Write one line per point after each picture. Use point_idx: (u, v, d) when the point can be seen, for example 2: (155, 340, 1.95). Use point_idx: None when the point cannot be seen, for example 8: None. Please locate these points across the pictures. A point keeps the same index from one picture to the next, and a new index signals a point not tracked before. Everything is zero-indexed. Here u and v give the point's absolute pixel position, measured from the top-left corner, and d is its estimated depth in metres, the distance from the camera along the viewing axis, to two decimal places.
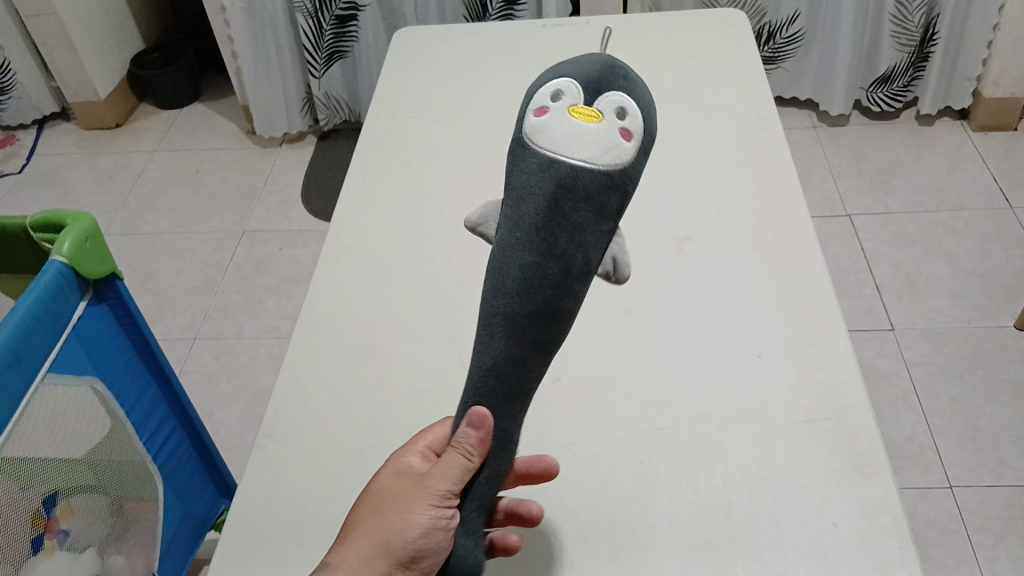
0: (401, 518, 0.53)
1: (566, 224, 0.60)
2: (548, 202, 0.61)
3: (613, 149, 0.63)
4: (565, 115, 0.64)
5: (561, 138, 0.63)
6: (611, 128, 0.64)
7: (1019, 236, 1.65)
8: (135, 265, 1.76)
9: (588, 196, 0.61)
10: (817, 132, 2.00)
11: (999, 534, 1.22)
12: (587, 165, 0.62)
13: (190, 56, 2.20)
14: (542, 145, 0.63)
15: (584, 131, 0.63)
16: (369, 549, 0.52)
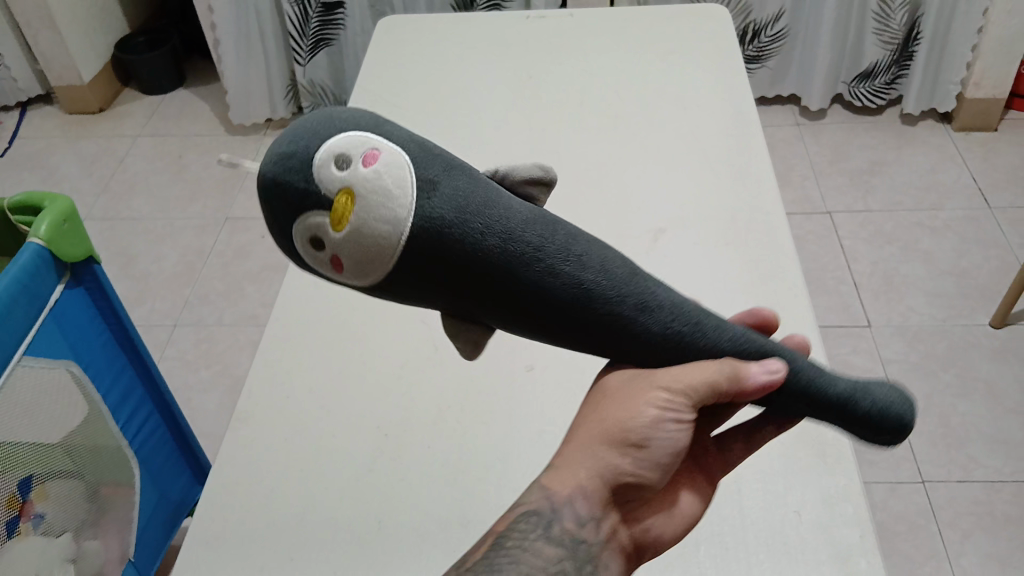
0: (623, 408, 0.49)
1: (490, 232, 0.45)
2: (458, 258, 0.45)
3: (389, 184, 0.45)
4: (348, 240, 0.45)
5: (380, 248, 0.45)
6: (360, 183, 0.44)
7: (996, 237, 1.67)
8: (116, 250, 1.76)
9: (463, 215, 0.45)
10: (800, 130, 2.01)
11: (967, 529, 1.24)
12: (405, 231, 0.44)
13: (175, 41, 2.19)
14: (380, 267, 0.45)
15: (365, 229, 0.44)
16: (590, 441, 0.50)
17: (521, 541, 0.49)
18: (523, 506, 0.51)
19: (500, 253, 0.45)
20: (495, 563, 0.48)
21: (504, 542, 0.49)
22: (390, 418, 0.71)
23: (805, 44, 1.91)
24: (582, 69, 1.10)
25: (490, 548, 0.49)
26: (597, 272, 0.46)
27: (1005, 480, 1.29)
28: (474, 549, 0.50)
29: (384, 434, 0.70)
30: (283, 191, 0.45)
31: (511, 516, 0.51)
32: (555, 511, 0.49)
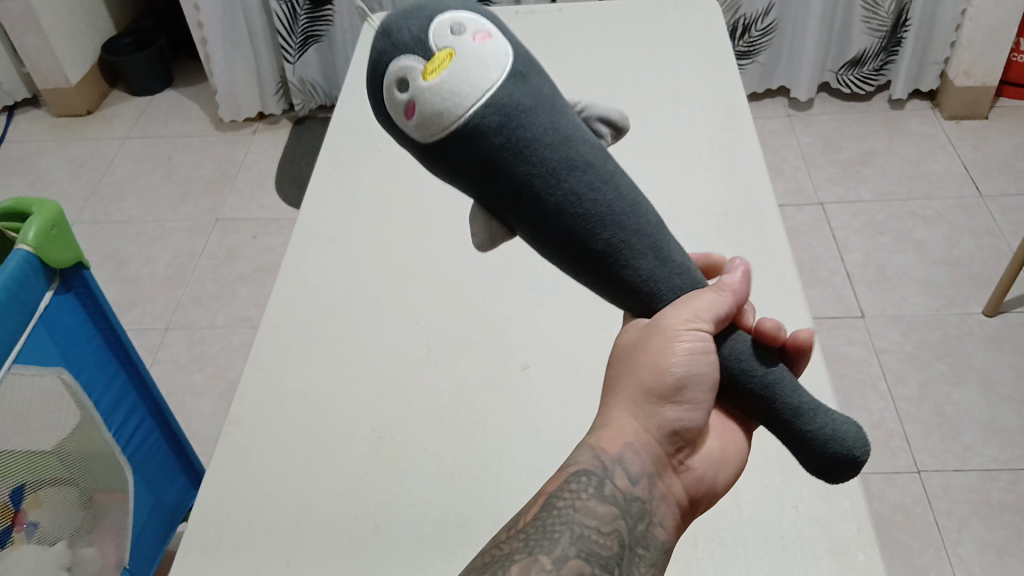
0: (653, 359, 0.49)
1: (553, 131, 0.43)
2: (518, 141, 0.43)
3: (487, 63, 0.43)
4: (430, 95, 0.42)
5: (446, 112, 0.42)
6: (466, 52, 0.43)
7: (988, 225, 1.67)
8: (106, 253, 1.75)
9: (537, 108, 0.43)
10: (791, 121, 2.01)
11: (964, 518, 1.24)
12: (476, 104, 0.42)
13: (162, 42, 2.18)
14: (441, 129, 0.43)
15: (449, 89, 0.42)
16: (634, 398, 0.51)
17: (576, 501, 0.49)
18: (573, 468, 0.51)
19: (554, 151, 0.43)
20: (552, 525, 0.48)
21: (557, 503, 0.49)
22: (384, 419, 0.71)
23: (795, 37, 1.91)
24: (572, 64, 1.10)
25: (544, 510, 0.49)
26: (627, 204, 0.46)
27: (1001, 468, 1.29)
28: (527, 512, 0.50)
29: (378, 437, 0.70)
30: (392, 38, 0.44)
31: (563, 479, 0.51)
32: (606, 469, 0.50)
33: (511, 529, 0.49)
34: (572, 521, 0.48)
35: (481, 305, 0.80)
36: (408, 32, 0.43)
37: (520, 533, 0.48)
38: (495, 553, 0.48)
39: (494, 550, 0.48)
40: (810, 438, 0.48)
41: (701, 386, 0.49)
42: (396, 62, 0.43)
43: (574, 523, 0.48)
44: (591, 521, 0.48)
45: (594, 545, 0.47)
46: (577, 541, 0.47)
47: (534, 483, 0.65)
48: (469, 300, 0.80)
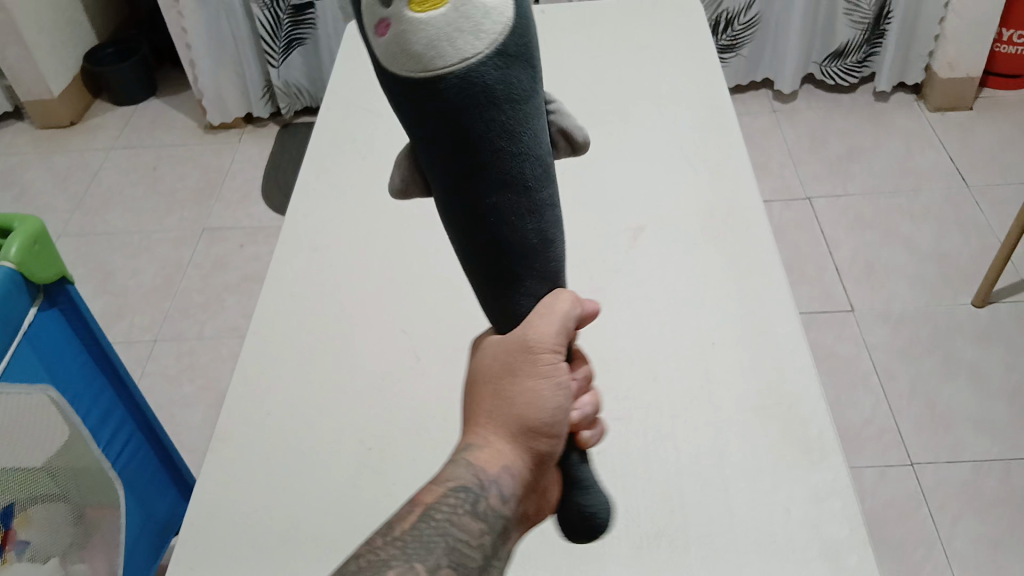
0: (533, 391, 0.47)
1: (506, 139, 0.45)
2: (471, 135, 0.44)
3: (477, 31, 0.42)
4: (404, 32, 0.42)
5: (423, 59, 0.42)
6: (464, 0, 0.41)
7: (974, 217, 1.68)
8: (93, 266, 1.74)
9: (498, 108, 0.44)
10: (776, 116, 2.01)
11: (958, 511, 1.25)
12: (451, 71, 0.42)
13: (145, 51, 2.17)
14: (404, 70, 0.43)
15: (436, 41, 0.41)
16: (512, 420, 0.48)
17: (453, 515, 0.45)
18: (445, 478, 0.47)
19: (499, 159, 0.45)
20: (430, 538, 0.43)
21: (434, 513, 0.45)
22: (372, 434, 0.70)
23: (778, 30, 1.91)
24: (554, 69, 1.09)
25: (421, 520, 0.44)
26: (542, 235, 0.49)
27: (993, 460, 1.30)
28: (398, 517, 0.45)
29: (368, 449, 0.69)
30: None
31: (436, 489, 0.46)
32: (480, 487, 0.46)
33: (383, 534, 0.44)
34: (450, 537, 0.44)
35: (466, 315, 0.79)
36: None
37: (395, 540, 0.43)
38: (370, 559, 0.42)
39: (363, 555, 0.42)
40: (579, 509, 0.53)
41: (565, 418, 0.48)
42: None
43: (451, 539, 0.44)
44: (466, 537, 0.44)
45: (465, 563, 0.43)
46: (454, 559, 0.43)
47: None
48: (454, 310, 0.80)
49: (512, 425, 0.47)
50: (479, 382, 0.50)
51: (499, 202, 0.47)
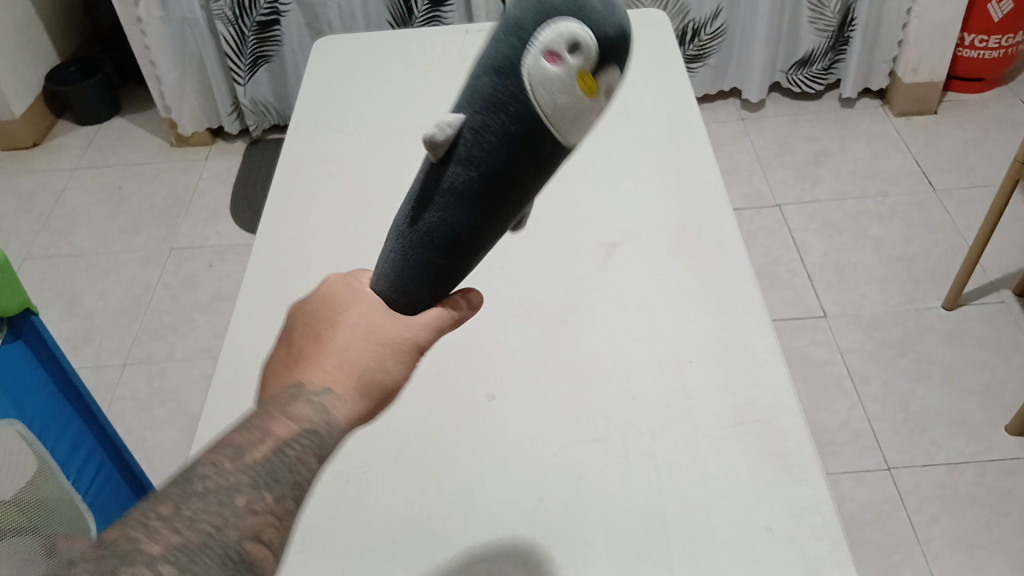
0: (394, 375, 0.47)
1: (524, 200, 0.51)
2: (521, 184, 0.49)
3: (585, 129, 0.49)
4: (566, 90, 0.46)
5: (555, 120, 0.47)
6: (602, 101, 0.49)
7: (941, 220, 1.70)
8: (58, 289, 1.71)
9: (544, 178, 0.50)
10: (745, 124, 2.03)
11: (935, 513, 1.26)
12: (558, 139, 0.48)
13: (109, 69, 2.14)
14: (535, 116, 0.46)
15: (576, 114, 0.47)
16: (370, 385, 0.46)
17: (305, 450, 0.41)
18: (293, 409, 0.42)
19: (512, 206, 0.51)
20: (282, 470, 0.39)
21: (289, 447, 0.40)
22: (346, 461, 0.68)
23: (744, 40, 1.92)
24: None
25: (271, 450, 0.40)
26: (474, 263, 0.54)
27: (968, 461, 1.31)
28: (243, 445, 0.39)
29: (343, 479, 0.67)
30: (604, 24, 0.46)
31: (284, 420, 0.41)
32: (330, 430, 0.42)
33: (230, 461, 0.38)
34: (303, 473, 0.40)
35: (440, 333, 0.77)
36: (592, 5, 0.46)
37: (243, 470, 0.38)
38: (211, 488, 0.37)
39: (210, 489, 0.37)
40: None
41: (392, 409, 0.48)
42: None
43: (302, 472, 0.40)
44: (310, 478, 0.40)
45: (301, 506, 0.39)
46: (300, 494, 0.39)
47: (503, 519, 0.62)
48: None
49: (369, 386, 0.46)
50: (332, 331, 0.47)
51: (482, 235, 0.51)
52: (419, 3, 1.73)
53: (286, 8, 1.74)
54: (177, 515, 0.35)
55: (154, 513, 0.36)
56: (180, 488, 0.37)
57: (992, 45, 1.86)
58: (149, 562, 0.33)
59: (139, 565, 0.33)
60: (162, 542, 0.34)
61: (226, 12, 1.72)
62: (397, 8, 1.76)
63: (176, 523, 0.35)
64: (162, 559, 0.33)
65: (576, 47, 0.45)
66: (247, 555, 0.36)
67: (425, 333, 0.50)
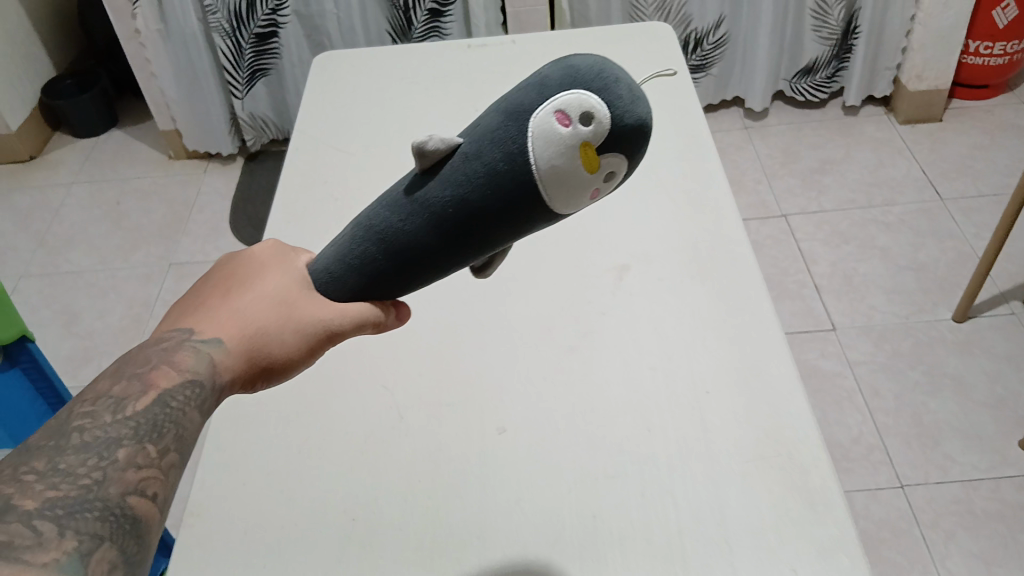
0: (295, 347, 0.48)
1: (484, 240, 0.50)
2: (487, 217, 0.48)
3: (564, 201, 0.49)
4: (557, 146, 0.46)
5: (544, 169, 0.47)
6: (592, 182, 0.48)
7: (950, 228, 1.68)
8: (56, 307, 1.68)
9: (513, 225, 0.49)
10: (748, 132, 2.01)
11: (950, 530, 1.24)
12: (539, 192, 0.47)
13: (105, 83, 2.12)
14: (526, 156, 0.47)
15: (565, 176, 0.47)
16: (267, 352, 0.47)
17: (186, 403, 0.41)
18: (177, 360, 0.43)
19: (469, 236, 0.49)
20: (164, 422, 0.40)
21: (169, 400, 0.41)
22: (355, 500, 0.65)
23: (746, 50, 1.90)
24: None
25: (152, 401, 0.40)
26: (409, 283, 0.52)
27: (982, 475, 1.29)
28: (123, 395, 0.40)
29: (351, 518, 0.64)
30: (617, 105, 0.47)
31: (167, 370, 0.42)
32: (211, 389, 0.43)
33: (111, 413, 0.39)
34: (181, 425, 0.40)
35: (449, 362, 0.75)
36: (618, 93, 0.48)
37: (123, 422, 0.39)
38: (88, 440, 0.37)
39: (90, 429, 0.38)
40: None
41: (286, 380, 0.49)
42: (595, 59, 0.49)
43: (182, 425, 0.41)
44: (186, 432, 0.41)
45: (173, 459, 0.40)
46: (181, 446, 0.40)
47: (517, 561, 0.60)
48: (438, 355, 0.75)
49: (261, 352, 0.46)
50: (244, 290, 0.48)
51: (431, 252, 0.50)
52: (419, 13, 1.71)
53: (284, 20, 1.72)
54: (51, 469, 0.35)
55: (27, 468, 0.35)
56: (56, 442, 0.37)
57: (997, 51, 1.84)
58: (20, 517, 0.33)
59: (11, 521, 0.33)
60: (36, 495, 0.34)
61: (223, 25, 1.70)
62: (396, 19, 1.74)
63: (52, 477, 0.35)
64: (38, 514, 0.33)
65: (585, 113, 0.47)
66: (131, 507, 0.36)
67: (342, 321, 0.50)
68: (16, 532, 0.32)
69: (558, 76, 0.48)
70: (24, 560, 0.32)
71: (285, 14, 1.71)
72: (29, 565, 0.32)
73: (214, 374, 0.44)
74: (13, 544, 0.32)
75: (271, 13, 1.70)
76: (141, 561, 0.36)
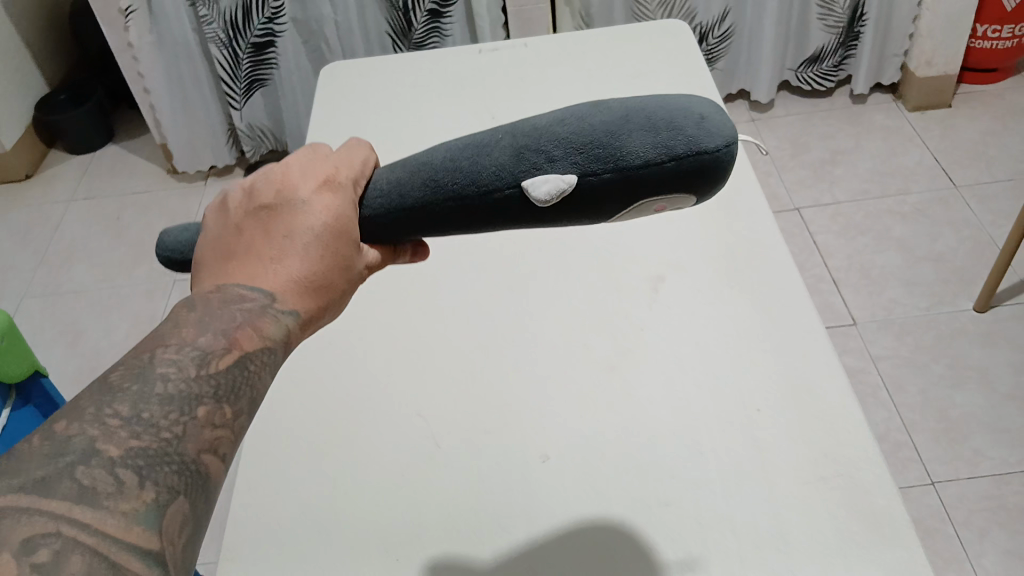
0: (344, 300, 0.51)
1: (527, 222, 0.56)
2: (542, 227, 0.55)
3: None
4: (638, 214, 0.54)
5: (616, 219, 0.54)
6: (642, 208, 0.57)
7: (966, 217, 1.65)
8: (60, 327, 1.65)
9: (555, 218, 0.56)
10: (755, 125, 1.98)
11: (983, 527, 1.21)
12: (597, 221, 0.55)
13: (100, 96, 2.08)
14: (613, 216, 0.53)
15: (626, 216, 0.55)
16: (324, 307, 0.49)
17: (263, 366, 0.44)
18: (261, 325, 0.44)
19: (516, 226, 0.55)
20: (241, 385, 0.42)
21: (252, 367, 0.43)
22: (399, 539, 0.62)
23: (751, 42, 1.87)
24: (545, 105, 1.04)
25: (232, 364, 0.42)
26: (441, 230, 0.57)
27: (1012, 469, 1.27)
28: (208, 351, 0.42)
29: (395, 557, 0.61)
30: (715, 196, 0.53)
31: (249, 333, 0.44)
32: (283, 347, 0.46)
33: (195, 368, 0.41)
34: (254, 388, 0.43)
35: (484, 386, 0.72)
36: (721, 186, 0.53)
37: (206, 379, 0.41)
38: (171, 393, 0.39)
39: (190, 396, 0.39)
40: None
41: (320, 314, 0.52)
42: (727, 137, 0.50)
43: (256, 385, 0.43)
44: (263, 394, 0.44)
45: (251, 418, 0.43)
46: (252, 404, 0.42)
47: None
48: (472, 378, 0.72)
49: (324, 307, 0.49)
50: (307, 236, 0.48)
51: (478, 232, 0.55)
52: (418, 14, 1.68)
53: (282, 28, 1.68)
54: (134, 419, 0.37)
55: (111, 412, 0.37)
56: (140, 388, 0.38)
57: (1005, 35, 1.82)
58: (103, 463, 0.35)
59: (94, 466, 0.34)
60: (119, 444, 0.36)
61: (219, 34, 1.67)
62: (396, 20, 1.71)
63: (133, 424, 0.37)
64: (120, 463, 0.35)
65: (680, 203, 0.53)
66: (203, 465, 0.38)
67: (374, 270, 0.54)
68: (99, 478, 0.34)
69: (690, 168, 0.50)
70: (106, 507, 0.34)
71: (281, 22, 1.67)
72: (110, 513, 0.34)
73: (290, 336, 0.47)
74: (96, 489, 0.34)
75: (267, 22, 1.66)
76: (207, 514, 0.38)
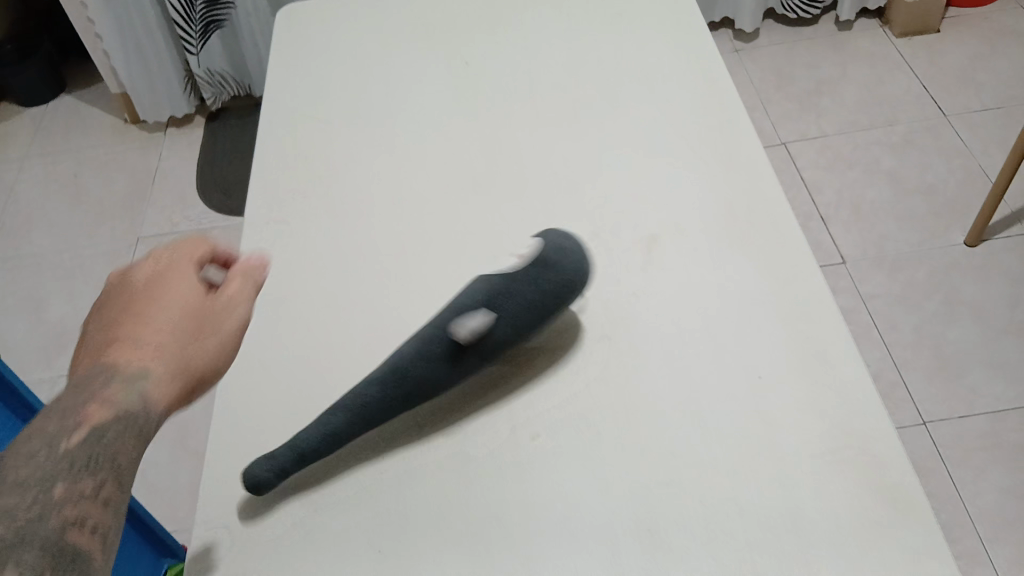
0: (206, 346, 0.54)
1: None
2: None
3: None
4: None
5: None
6: None
7: (957, 146, 1.60)
8: (21, 294, 1.58)
9: None
10: (739, 56, 1.90)
11: (979, 466, 1.20)
12: None
13: (47, 45, 1.96)
14: None
15: None
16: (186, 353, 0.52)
17: (123, 429, 0.45)
18: (112, 391, 0.47)
19: None
20: (102, 456, 0.43)
21: (106, 430, 0.45)
22: (381, 529, 0.58)
23: None
24: (523, 49, 0.97)
25: (88, 433, 0.44)
26: None
27: (1008, 407, 1.25)
28: (59, 432, 0.43)
29: (381, 552, 0.57)
30: None
31: (100, 404, 0.46)
32: (144, 406, 0.48)
33: (47, 450, 0.42)
34: (117, 452, 0.44)
35: None
36: None
37: (60, 457, 0.42)
38: (26, 480, 0.40)
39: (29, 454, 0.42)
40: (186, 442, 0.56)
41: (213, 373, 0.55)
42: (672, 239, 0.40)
43: (119, 457, 0.44)
44: (130, 451, 0.45)
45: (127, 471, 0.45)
46: (119, 478, 0.44)
47: None
48: None
49: (179, 360, 0.52)
50: (147, 316, 0.53)
51: None
52: None
53: None
54: None
55: None
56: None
57: None
58: None
59: None
60: None
61: None
62: None
63: None
64: None
65: None
66: (71, 544, 0.39)
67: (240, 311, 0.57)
68: None
69: None
70: None
71: None
72: None
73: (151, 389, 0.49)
74: None
75: None
76: None
